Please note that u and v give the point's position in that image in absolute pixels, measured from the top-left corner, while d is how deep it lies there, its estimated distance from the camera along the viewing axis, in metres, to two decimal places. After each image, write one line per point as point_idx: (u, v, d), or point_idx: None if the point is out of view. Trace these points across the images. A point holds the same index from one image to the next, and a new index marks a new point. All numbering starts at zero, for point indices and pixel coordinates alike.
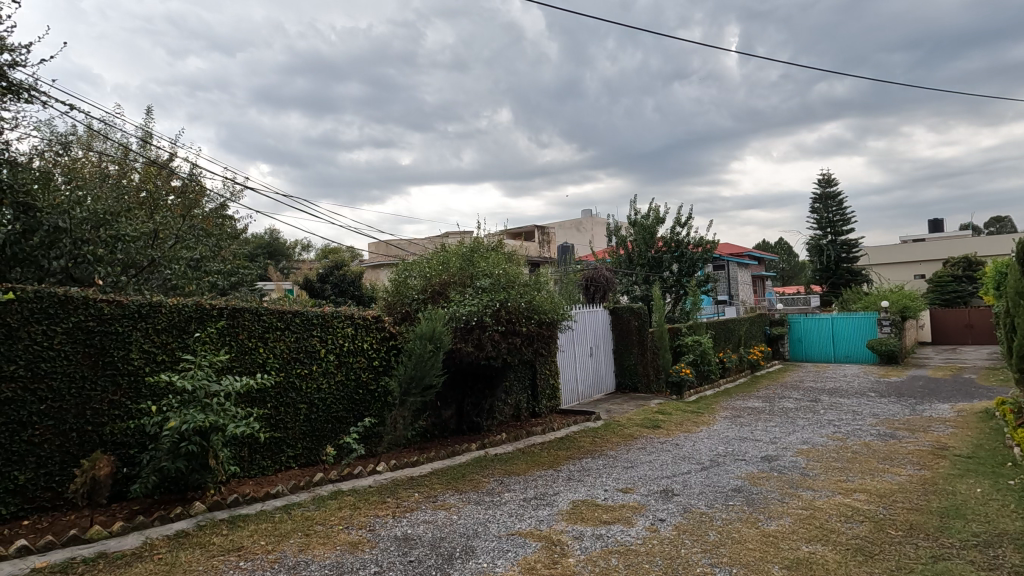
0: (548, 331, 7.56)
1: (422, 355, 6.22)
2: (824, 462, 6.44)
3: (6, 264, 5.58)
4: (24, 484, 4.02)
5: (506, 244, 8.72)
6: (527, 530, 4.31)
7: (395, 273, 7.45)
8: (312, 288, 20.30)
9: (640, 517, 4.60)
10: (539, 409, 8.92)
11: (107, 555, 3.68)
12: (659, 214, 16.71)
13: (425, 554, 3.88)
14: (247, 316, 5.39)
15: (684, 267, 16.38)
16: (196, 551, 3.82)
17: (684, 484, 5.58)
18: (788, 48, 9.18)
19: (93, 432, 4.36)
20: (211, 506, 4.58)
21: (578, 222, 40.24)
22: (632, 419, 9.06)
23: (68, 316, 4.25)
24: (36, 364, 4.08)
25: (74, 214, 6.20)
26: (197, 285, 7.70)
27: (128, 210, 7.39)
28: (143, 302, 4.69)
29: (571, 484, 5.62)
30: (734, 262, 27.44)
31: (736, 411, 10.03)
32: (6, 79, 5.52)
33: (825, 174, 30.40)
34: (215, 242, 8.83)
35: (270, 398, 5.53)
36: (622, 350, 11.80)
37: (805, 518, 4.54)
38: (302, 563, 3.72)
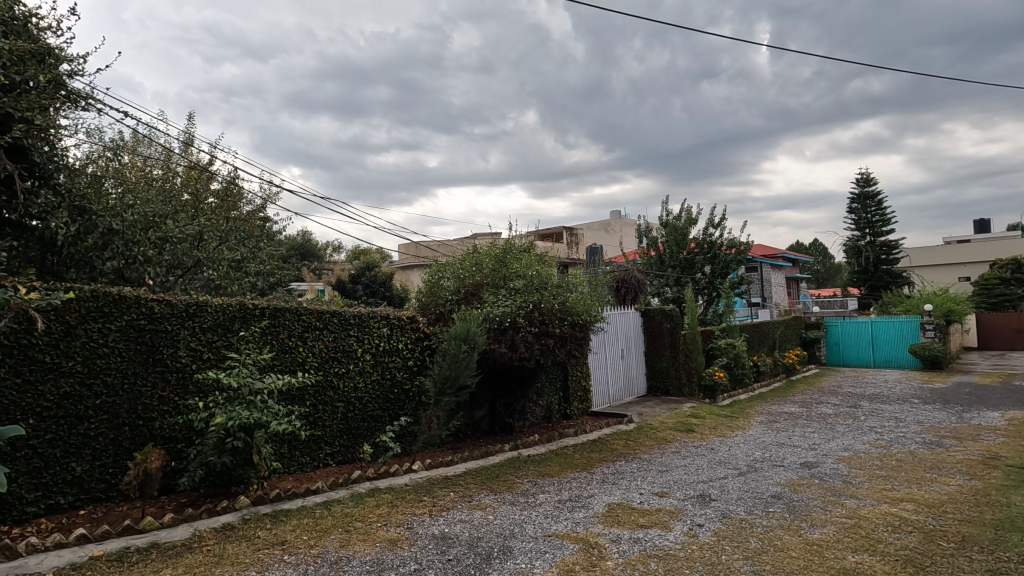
0: (580, 332, 7.52)
1: (457, 355, 6.28)
2: (868, 469, 6.25)
3: (63, 264, 5.84)
4: (80, 475, 4.20)
5: (538, 246, 8.72)
6: (565, 532, 4.31)
7: (429, 274, 7.53)
8: (344, 289, 20.67)
9: (678, 522, 4.54)
10: (570, 410, 8.89)
11: (159, 545, 3.81)
12: (691, 215, 16.50)
13: (463, 553, 3.91)
14: (287, 316, 5.53)
15: (717, 268, 16.15)
16: (243, 544, 3.93)
17: (722, 490, 5.48)
18: (822, 43, 8.90)
19: (144, 427, 4.53)
20: (255, 500, 4.70)
21: (607, 224, 40.03)
22: (665, 422, 8.96)
23: (121, 315, 4.43)
24: (92, 361, 4.26)
25: (126, 217, 6.46)
26: (239, 285, 7.95)
27: (174, 213, 7.67)
28: (191, 301, 4.85)
29: (606, 487, 5.58)
30: (767, 264, 26.86)
31: (772, 416, 9.81)
32: (65, 88, 5.78)
33: (864, 174, 29.32)
34: (255, 243, 9.07)
35: (309, 397, 5.65)
36: (653, 353, 11.65)
37: (851, 527, 4.42)
38: (344, 558, 3.79)
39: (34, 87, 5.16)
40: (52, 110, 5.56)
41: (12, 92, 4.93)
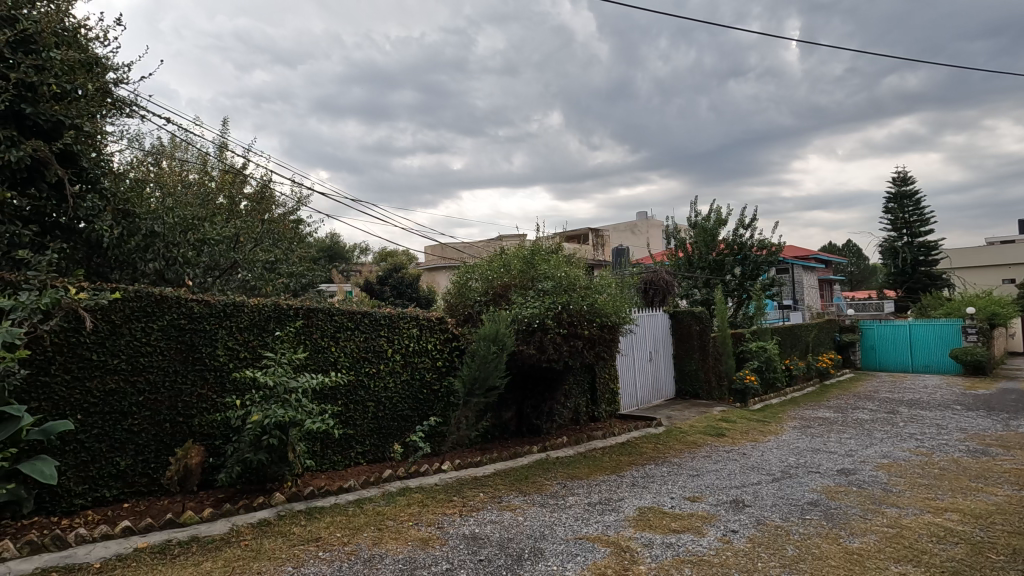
0: (610, 334, 7.44)
1: (486, 356, 6.30)
2: (909, 478, 6.04)
3: (108, 265, 6.08)
4: (125, 469, 4.34)
5: (566, 247, 8.71)
6: (595, 535, 4.27)
7: (457, 275, 7.58)
8: (372, 290, 20.94)
9: (711, 528, 4.47)
10: (598, 413, 8.83)
11: (199, 539, 3.92)
12: (721, 216, 16.26)
13: (494, 553, 3.92)
14: (320, 316, 5.62)
15: (748, 270, 15.87)
16: (279, 540, 4.01)
17: (756, 496, 5.37)
18: (856, 39, 8.64)
19: (184, 424, 4.66)
20: (290, 497, 4.80)
21: (633, 225, 39.72)
22: (695, 426, 8.83)
23: (163, 315, 4.56)
24: (136, 359, 4.40)
25: (167, 219, 6.72)
26: (273, 286, 8.15)
27: (212, 217, 7.90)
28: (228, 301, 4.98)
29: (636, 490, 5.52)
30: (799, 265, 26.28)
31: (806, 421, 9.56)
32: (111, 95, 6.01)
33: (900, 173, 28.34)
34: (288, 245, 9.27)
35: (341, 396, 5.73)
36: (682, 356, 11.50)
37: (892, 537, 4.28)
38: (377, 556, 3.83)
39: (82, 95, 5.37)
40: (100, 118, 5.78)
41: (64, 100, 5.14)
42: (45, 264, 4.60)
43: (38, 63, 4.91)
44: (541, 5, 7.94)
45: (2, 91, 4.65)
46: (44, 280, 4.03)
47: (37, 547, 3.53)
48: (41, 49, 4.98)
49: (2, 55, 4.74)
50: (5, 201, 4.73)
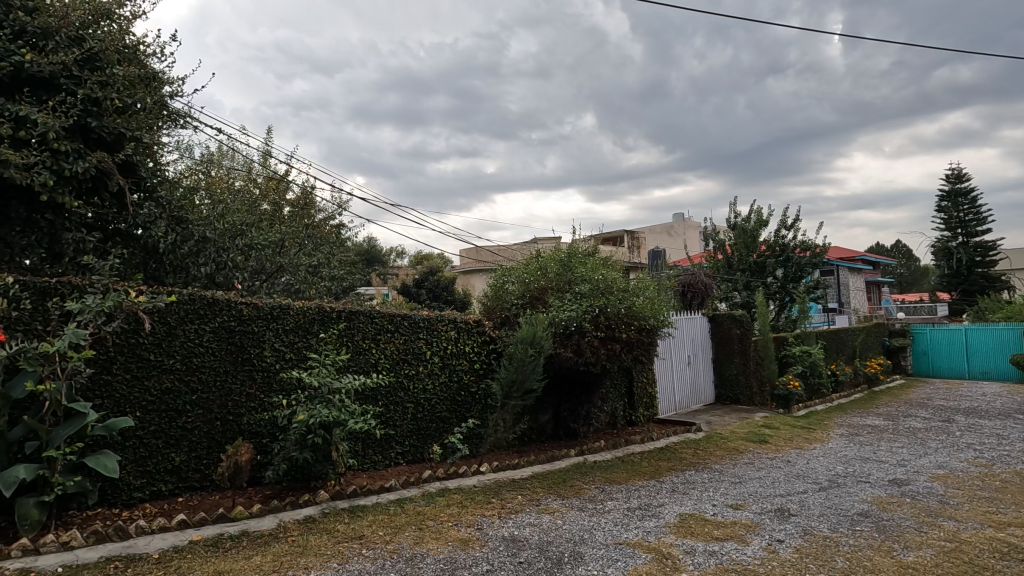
0: (648, 337, 7.32)
1: (524, 359, 6.33)
2: (968, 490, 5.75)
3: (164, 270, 6.40)
4: (179, 465, 4.54)
5: (602, 249, 8.66)
6: (636, 540, 4.23)
7: (494, 278, 7.63)
8: (408, 292, 21.24)
9: (755, 536, 4.36)
10: (635, 417, 8.73)
11: (249, 533, 4.06)
12: (762, 217, 15.87)
13: (534, 556, 3.92)
14: (361, 319, 5.75)
15: (791, 272, 15.47)
16: (324, 536, 4.12)
17: (801, 505, 5.21)
18: (903, 31, 8.29)
19: (234, 422, 4.84)
20: (333, 495, 4.92)
21: (670, 227, 39.18)
22: (736, 432, 8.62)
23: (215, 317, 4.75)
24: (190, 359, 4.59)
25: (218, 225, 7.01)
26: (315, 289, 8.40)
27: (259, 223, 8.18)
28: (275, 304, 5.15)
29: (676, 497, 5.44)
30: (845, 267, 25.39)
31: (854, 429, 9.21)
32: (167, 108, 6.31)
33: (955, 167, 27.03)
34: (329, 249, 9.53)
35: (381, 397, 5.85)
36: (722, 360, 11.24)
37: (950, 551, 4.08)
38: (419, 555, 3.89)
39: (142, 108, 5.68)
40: (157, 129, 6.07)
41: (125, 114, 5.44)
42: (109, 269, 4.87)
43: (102, 79, 5.22)
44: (574, 7, 7.94)
45: (70, 106, 4.95)
46: (106, 284, 4.25)
47: (102, 537, 3.73)
48: (105, 66, 5.30)
49: (70, 73, 5.05)
50: (73, 210, 5.08)
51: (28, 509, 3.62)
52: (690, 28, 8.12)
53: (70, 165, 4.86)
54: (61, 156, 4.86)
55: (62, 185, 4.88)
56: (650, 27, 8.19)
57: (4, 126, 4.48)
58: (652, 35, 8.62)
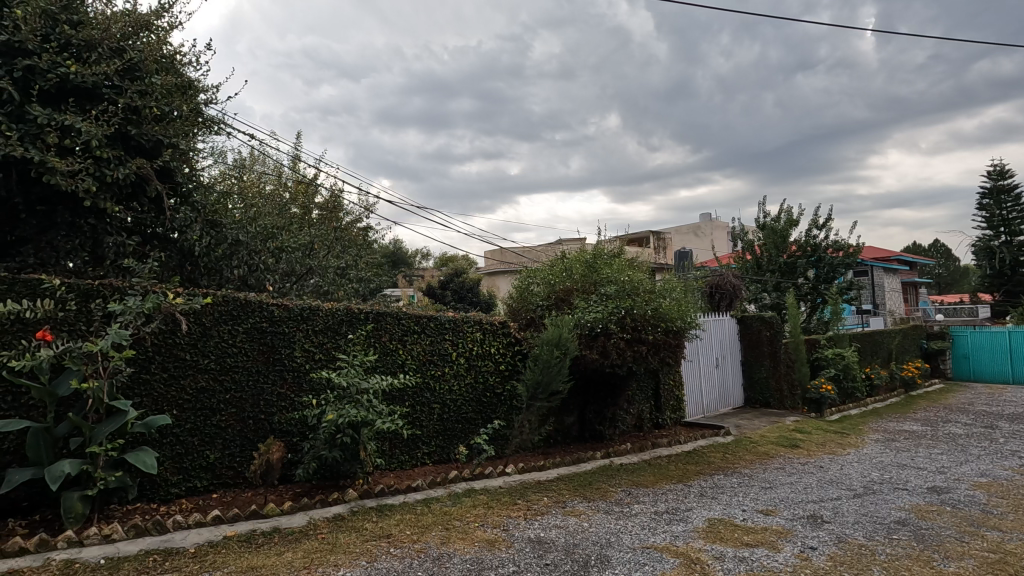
0: (675, 339, 7.21)
1: (549, 360, 6.33)
2: (1013, 499, 5.52)
3: (198, 272, 6.58)
4: (214, 462, 4.66)
5: (628, 250, 8.59)
6: (663, 545, 4.18)
7: (519, 280, 7.64)
8: (433, 293, 21.45)
9: (787, 543, 4.27)
10: (662, 420, 8.63)
11: (280, 530, 4.15)
12: (792, 217, 15.53)
13: (560, 559, 3.91)
14: (389, 320, 5.83)
15: (824, 273, 15.11)
16: (353, 534, 4.18)
17: (835, 512, 5.08)
18: (940, 24, 7.99)
19: (265, 421, 4.95)
20: (362, 494, 5.00)
21: (697, 227, 38.68)
22: (766, 436, 8.45)
23: (247, 318, 4.87)
24: (224, 359, 4.72)
25: (250, 229, 7.20)
26: (343, 290, 8.53)
27: (289, 226, 8.35)
28: (305, 305, 5.25)
29: (704, 501, 5.35)
30: (880, 267, 24.68)
31: (890, 434, 8.93)
32: (201, 115, 6.50)
33: (996, 165, 26.01)
34: (356, 252, 9.68)
35: (408, 397, 5.92)
36: (751, 362, 11.02)
37: (994, 563, 3.93)
38: (445, 555, 3.92)
39: (178, 115, 5.86)
40: (192, 136, 6.25)
41: (163, 121, 5.62)
42: (148, 271, 5.04)
43: (142, 88, 5.41)
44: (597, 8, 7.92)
45: (112, 114, 5.14)
46: (145, 285, 4.40)
47: (141, 531, 3.86)
48: (144, 75, 5.49)
49: (112, 82, 5.24)
50: (113, 214, 5.26)
51: (73, 503, 3.77)
52: (716, 26, 8.01)
53: (112, 171, 5.05)
54: (103, 163, 5.04)
55: (104, 191, 5.07)
56: (676, 26, 8.11)
57: (51, 135, 4.68)
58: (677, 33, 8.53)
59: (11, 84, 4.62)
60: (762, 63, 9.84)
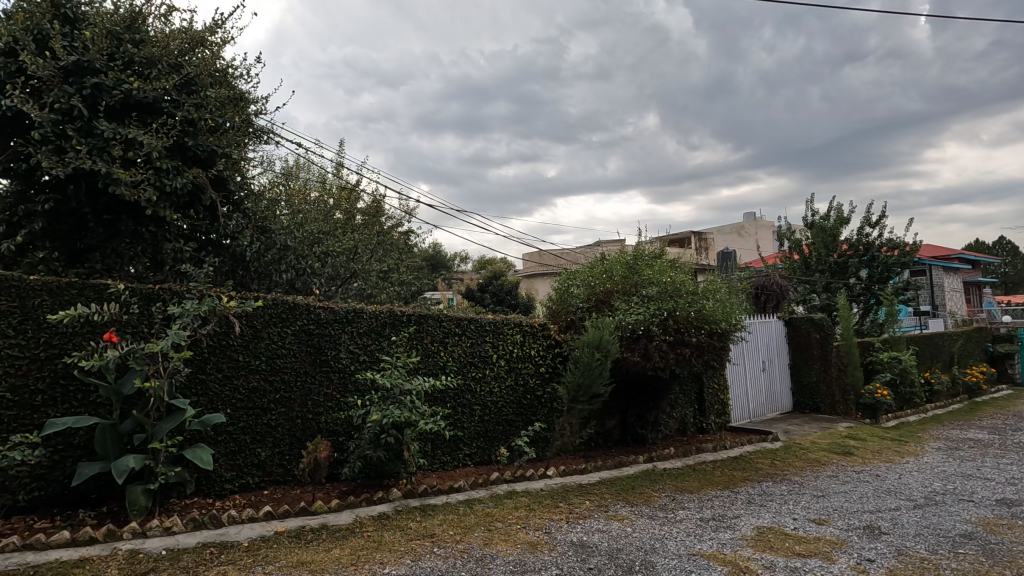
0: (720, 342, 7.02)
1: (590, 363, 6.28)
2: None
3: (249, 277, 6.84)
4: (265, 460, 4.83)
5: (669, 251, 8.44)
6: (710, 552, 4.08)
7: (559, 282, 7.60)
8: (472, 297, 21.65)
9: (842, 554, 4.09)
10: (706, 424, 8.43)
11: (328, 527, 4.26)
12: (842, 215, 14.94)
13: (604, 563, 3.87)
14: (430, 322, 5.90)
15: (877, 272, 14.56)
16: (398, 533, 4.25)
17: (894, 523, 4.83)
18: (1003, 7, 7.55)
19: (313, 420, 5.10)
20: (405, 494, 5.08)
21: (740, 227, 37.74)
22: (817, 442, 8.14)
23: (295, 321, 5.02)
24: (274, 360, 4.88)
25: (297, 234, 7.44)
26: (385, 294, 8.72)
27: (334, 231, 8.59)
28: (350, 308, 5.38)
29: (752, 508, 5.20)
30: (938, 266, 23.47)
31: (953, 442, 8.44)
32: (252, 126, 6.76)
33: None
34: (398, 256, 9.86)
35: (449, 399, 5.98)
36: (800, 366, 10.64)
37: None
38: (488, 556, 3.94)
39: (231, 126, 6.11)
40: (244, 146, 6.51)
41: (217, 132, 5.89)
42: (205, 276, 5.29)
43: (198, 101, 5.67)
44: (635, 6, 7.83)
45: (171, 127, 5.42)
46: (201, 290, 4.60)
47: (199, 524, 4.03)
48: (199, 89, 5.77)
49: (171, 97, 5.52)
50: (171, 222, 5.53)
51: (136, 496, 3.97)
52: (759, 20, 7.79)
53: (171, 181, 5.32)
54: (163, 173, 5.31)
55: (164, 200, 5.34)
56: (717, 21, 7.93)
57: (116, 148, 4.97)
58: (718, 29, 8.35)
59: (81, 101, 4.94)
60: (808, 56, 9.51)
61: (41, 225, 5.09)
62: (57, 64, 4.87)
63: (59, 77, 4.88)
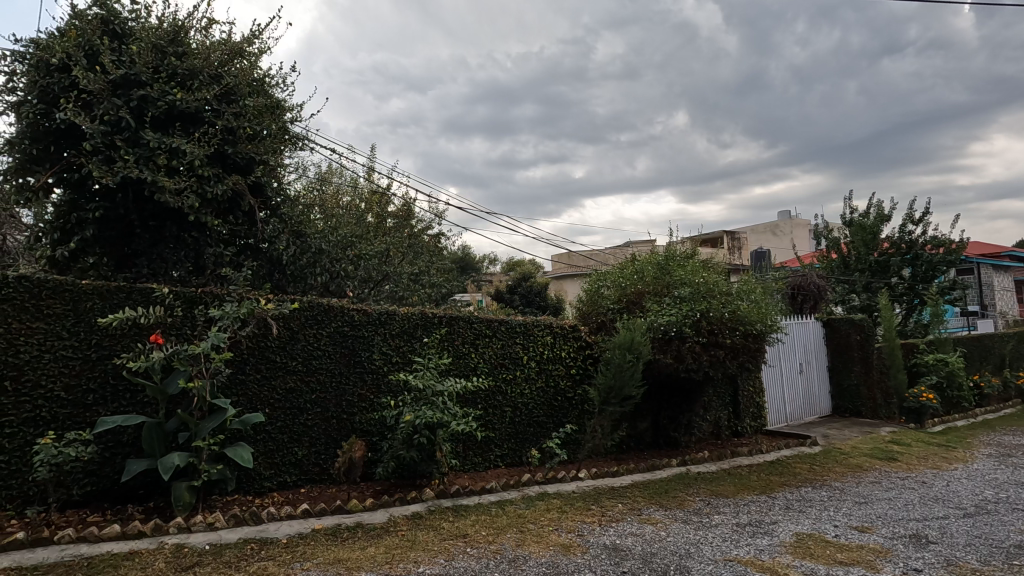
0: (755, 343, 6.87)
1: (622, 364, 6.23)
2: None
3: (286, 280, 7.02)
4: (302, 458, 4.95)
5: (701, 251, 8.31)
6: (747, 558, 3.99)
7: (589, 283, 7.56)
8: (502, 299, 21.72)
9: (887, 564, 3.95)
10: (741, 427, 8.26)
11: (363, 525, 4.34)
12: (883, 212, 14.44)
13: (638, 567, 3.83)
14: (461, 324, 5.95)
15: (920, 271, 14.02)
16: (431, 533, 4.29)
17: (942, 532, 4.64)
18: None
19: (348, 420, 5.19)
20: (438, 494, 5.13)
21: (775, 226, 36.86)
22: (859, 447, 7.88)
23: (330, 322, 5.13)
24: (310, 361, 5.00)
25: (331, 238, 7.60)
26: (416, 296, 8.83)
27: (366, 235, 8.73)
28: (383, 310, 5.47)
29: (791, 514, 5.07)
30: (987, 264, 22.46)
31: (1006, 449, 8.05)
32: (288, 133, 6.94)
33: None
34: (428, 258, 9.96)
35: (481, 400, 6.01)
36: (840, 368, 10.32)
37: None
38: (521, 557, 3.95)
39: (268, 134, 6.29)
40: (280, 153, 6.68)
41: (255, 140, 6.07)
42: (243, 279, 5.44)
43: (237, 110, 5.86)
44: None
45: (212, 136, 5.61)
46: (241, 293, 4.73)
47: (240, 521, 4.16)
48: (239, 98, 5.95)
49: (212, 107, 5.72)
50: (211, 228, 5.72)
51: (181, 492, 4.12)
52: None
53: (212, 188, 5.51)
54: (205, 180, 5.50)
55: (205, 207, 5.53)
56: None
57: (161, 157, 5.18)
58: None
59: (128, 112, 5.16)
60: None
61: (91, 232, 5.33)
62: (106, 78, 5.10)
63: (109, 90, 5.12)
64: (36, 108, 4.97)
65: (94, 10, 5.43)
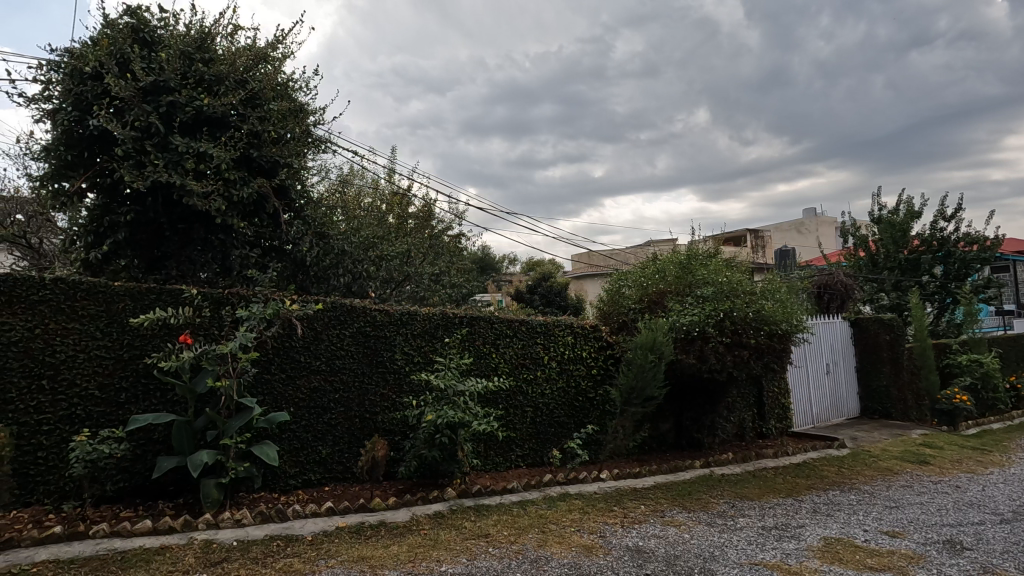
0: (780, 343, 6.75)
1: (644, 364, 6.18)
2: None
3: (310, 281, 7.12)
4: (326, 457, 5.01)
5: (724, 250, 8.20)
6: (773, 562, 3.92)
7: (610, 283, 7.51)
8: (523, 298, 21.72)
9: (919, 570, 3.85)
10: (766, 429, 8.12)
11: (386, 524, 4.38)
12: (913, 209, 14.06)
13: (661, 569, 3.79)
14: (482, 324, 5.97)
15: (953, 270, 13.62)
16: (453, 532, 4.31)
17: (978, 538, 4.50)
18: None
19: (371, 420, 5.25)
20: (460, 493, 5.15)
21: (800, 224, 36.14)
22: (889, 449, 7.68)
23: (353, 322, 5.19)
24: (333, 361, 5.06)
25: (353, 240, 7.68)
26: (436, 296, 8.88)
27: (387, 236, 8.81)
28: (404, 311, 5.51)
29: (818, 518, 4.96)
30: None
31: None
32: (311, 136, 7.04)
33: None
34: (449, 259, 10.00)
35: (502, 400, 6.02)
36: (869, 369, 10.07)
37: None
38: (543, 557, 3.94)
39: (291, 137, 6.39)
40: (303, 155, 6.78)
41: (279, 143, 6.17)
42: (268, 281, 5.54)
43: (262, 115, 5.97)
44: None
45: (238, 140, 5.72)
46: (266, 293, 4.81)
47: (267, 517, 4.23)
48: (263, 102, 6.06)
49: (238, 112, 5.83)
50: (237, 230, 5.83)
51: (210, 489, 4.21)
52: None
53: (237, 191, 5.61)
54: (231, 184, 5.62)
55: (231, 209, 5.64)
56: None
57: (189, 161, 5.30)
58: None
59: (157, 118, 5.30)
60: None
61: (123, 236, 5.48)
62: (137, 85, 5.25)
63: (139, 97, 5.26)
64: (71, 115, 5.13)
65: (125, 19, 5.59)
